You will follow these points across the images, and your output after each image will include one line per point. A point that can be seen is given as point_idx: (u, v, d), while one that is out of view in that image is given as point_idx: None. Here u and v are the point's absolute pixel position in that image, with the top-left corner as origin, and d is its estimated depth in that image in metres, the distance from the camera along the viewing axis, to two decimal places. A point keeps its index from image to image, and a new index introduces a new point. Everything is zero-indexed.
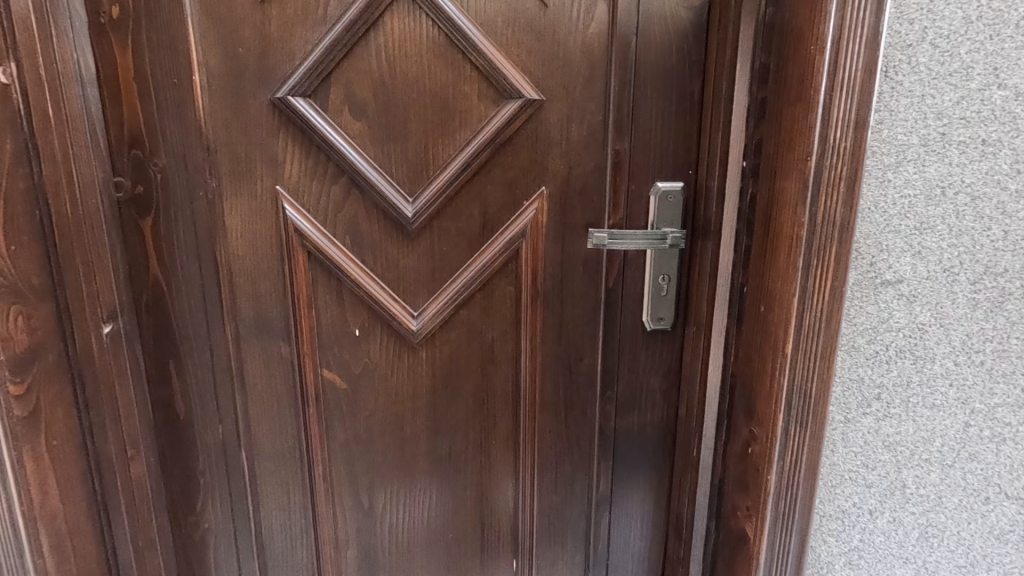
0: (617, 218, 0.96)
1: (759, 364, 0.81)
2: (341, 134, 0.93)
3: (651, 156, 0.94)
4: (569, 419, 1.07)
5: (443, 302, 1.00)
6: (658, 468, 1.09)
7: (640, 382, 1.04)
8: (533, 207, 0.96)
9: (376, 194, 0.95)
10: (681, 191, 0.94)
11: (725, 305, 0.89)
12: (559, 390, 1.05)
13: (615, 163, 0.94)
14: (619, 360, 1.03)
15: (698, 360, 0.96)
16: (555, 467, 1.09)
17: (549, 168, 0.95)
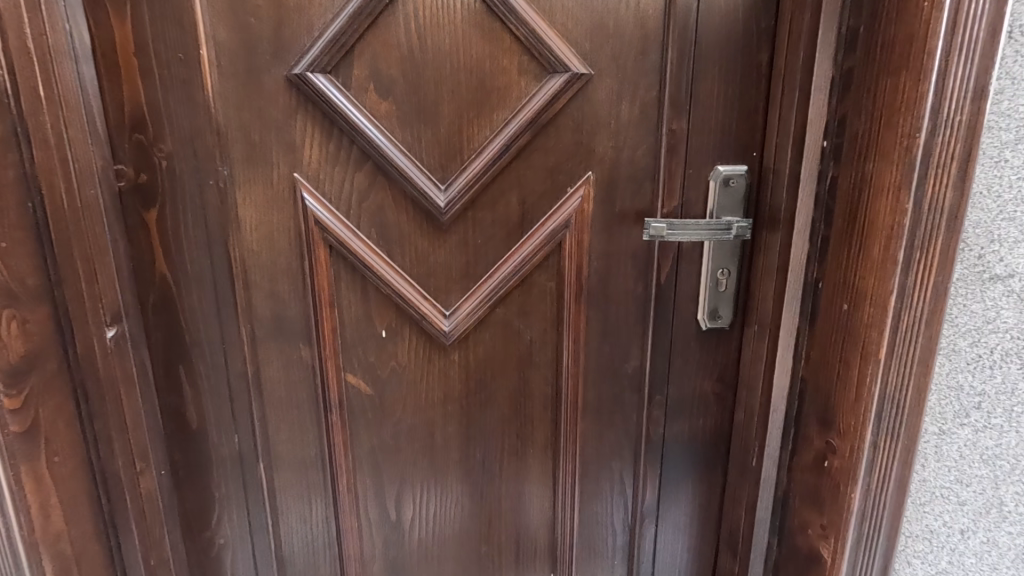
0: (671, 207, 0.87)
1: (841, 369, 0.72)
2: (366, 116, 0.84)
3: (711, 137, 0.84)
4: (613, 426, 0.98)
5: (478, 300, 0.91)
6: (709, 478, 1.00)
7: (692, 386, 0.96)
8: (579, 195, 0.87)
9: (404, 182, 0.86)
10: (744, 176, 0.85)
11: (796, 303, 0.80)
12: (603, 394, 0.97)
13: (671, 145, 0.85)
14: (670, 362, 0.94)
15: (761, 362, 0.87)
16: (597, 477, 1.01)
17: (597, 152, 0.86)
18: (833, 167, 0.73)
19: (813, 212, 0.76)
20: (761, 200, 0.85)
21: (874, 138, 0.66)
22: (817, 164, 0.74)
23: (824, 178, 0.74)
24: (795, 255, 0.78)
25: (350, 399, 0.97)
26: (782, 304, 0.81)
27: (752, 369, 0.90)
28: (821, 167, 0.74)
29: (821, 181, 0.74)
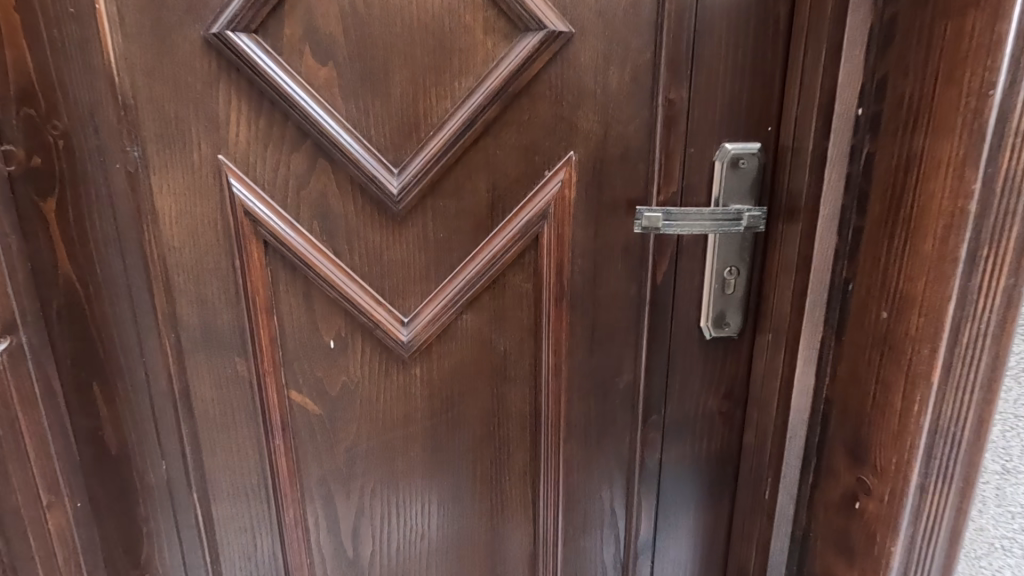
0: (668, 194, 0.73)
1: (880, 393, 0.58)
2: (302, 85, 0.70)
3: (718, 108, 0.70)
4: (604, 450, 0.85)
5: (442, 305, 0.78)
6: (715, 510, 0.87)
7: (695, 404, 0.82)
8: (559, 179, 0.73)
9: (349, 164, 0.72)
10: (757, 156, 0.71)
11: (822, 309, 0.66)
12: (590, 413, 0.83)
13: (669, 120, 0.70)
14: (669, 377, 0.80)
15: (779, 378, 0.73)
16: (585, 508, 0.88)
17: (579, 128, 0.72)
18: (870, 141, 0.59)
19: (843, 197, 0.62)
20: (778, 185, 0.70)
21: (929, 102, 0.52)
22: (850, 137, 0.61)
23: (859, 155, 0.60)
24: (820, 250, 0.64)
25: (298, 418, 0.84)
26: (803, 310, 0.67)
27: (766, 385, 0.76)
28: (854, 142, 0.60)
29: (854, 158, 0.61)
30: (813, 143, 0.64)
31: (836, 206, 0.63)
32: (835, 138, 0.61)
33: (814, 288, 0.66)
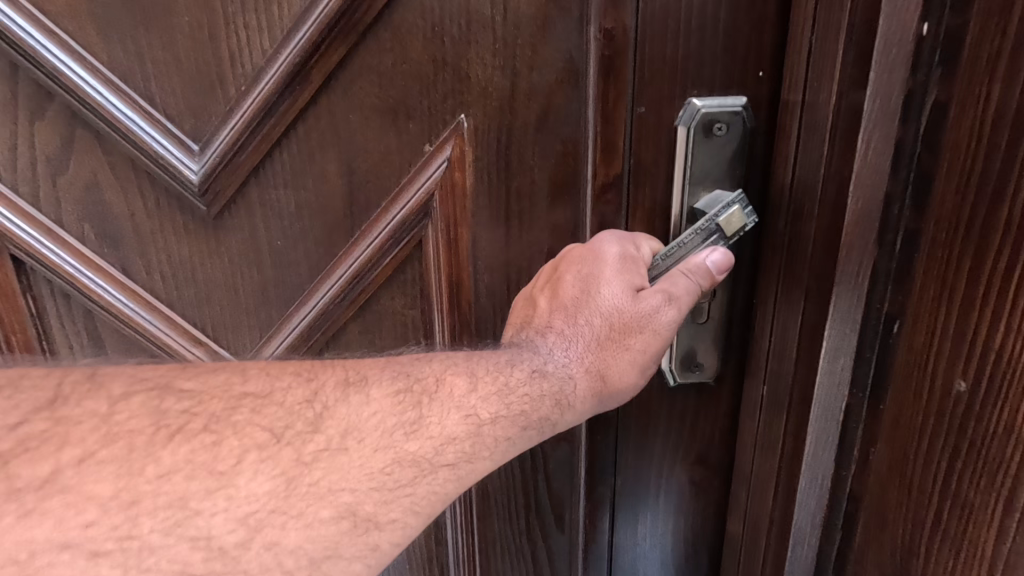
0: (610, 180, 0.48)
1: (952, 530, 0.33)
2: (28, 12, 0.44)
3: (681, 42, 0.44)
4: (538, 529, 0.62)
5: (291, 342, 0.54)
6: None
7: (659, 471, 0.59)
8: (445, 158, 0.49)
9: (123, 140, 0.47)
10: (744, 120, 0.45)
11: (848, 362, 0.40)
12: (513, 482, 0.61)
13: (605, 61, 0.45)
14: (619, 435, 0.57)
15: (780, 457, 0.47)
16: None
17: (470, 77, 0.47)
18: (940, 83, 0.33)
19: (887, 182, 0.36)
20: (773, 163, 0.46)
21: None
22: (904, 79, 0.34)
23: (917, 108, 0.34)
24: (844, 268, 0.39)
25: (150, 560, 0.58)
26: (814, 367, 0.42)
27: (762, 459, 0.50)
28: (910, 84, 0.34)
29: (908, 114, 0.34)
30: (839, 96, 0.38)
31: (873, 195, 0.37)
32: (874, 79, 0.35)
33: (834, 329, 0.40)
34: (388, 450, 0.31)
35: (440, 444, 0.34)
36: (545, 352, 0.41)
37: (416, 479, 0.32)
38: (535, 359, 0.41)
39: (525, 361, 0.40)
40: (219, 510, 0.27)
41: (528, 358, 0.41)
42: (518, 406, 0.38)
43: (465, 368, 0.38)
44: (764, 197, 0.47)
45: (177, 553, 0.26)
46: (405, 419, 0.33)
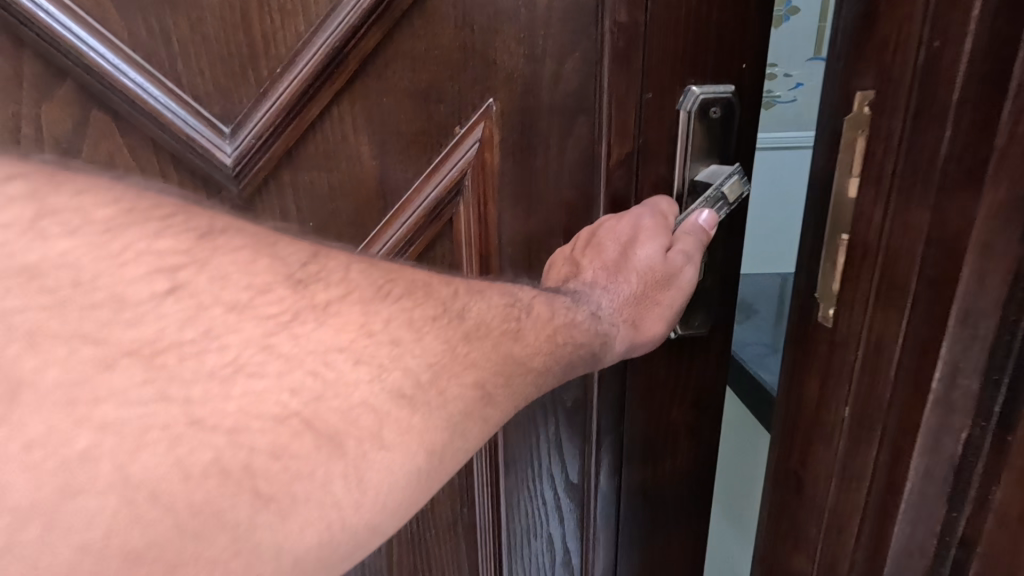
0: (620, 155, 0.52)
1: None
2: None
3: (682, 36, 0.49)
4: (549, 471, 0.69)
5: None
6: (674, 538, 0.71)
7: (658, 419, 0.65)
8: (477, 139, 0.52)
9: (148, 122, 0.47)
10: (734, 105, 0.51)
11: (972, 387, 0.29)
12: (530, 430, 0.68)
13: (619, 51, 0.49)
14: (627, 387, 0.63)
15: (854, 549, 0.36)
16: (526, 539, 0.72)
17: (496, 66, 0.51)
18: None
19: None
20: (854, 160, 0.34)
21: None
22: None
23: None
24: (973, 267, 0.28)
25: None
26: (923, 392, 0.31)
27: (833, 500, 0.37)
28: None
29: None
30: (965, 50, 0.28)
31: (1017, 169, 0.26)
32: None
33: (952, 348, 0.29)
34: (503, 349, 0.36)
35: (529, 351, 0.38)
36: (595, 299, 0.48)
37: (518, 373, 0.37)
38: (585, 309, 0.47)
39: (582, 308, 0.47)
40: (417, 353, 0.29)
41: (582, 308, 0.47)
42: (581, 338, 0.45)
43: (548, 299, 0.44)
44: (839, 204, 0.35)
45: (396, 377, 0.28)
46: (508, 320, 0.38)
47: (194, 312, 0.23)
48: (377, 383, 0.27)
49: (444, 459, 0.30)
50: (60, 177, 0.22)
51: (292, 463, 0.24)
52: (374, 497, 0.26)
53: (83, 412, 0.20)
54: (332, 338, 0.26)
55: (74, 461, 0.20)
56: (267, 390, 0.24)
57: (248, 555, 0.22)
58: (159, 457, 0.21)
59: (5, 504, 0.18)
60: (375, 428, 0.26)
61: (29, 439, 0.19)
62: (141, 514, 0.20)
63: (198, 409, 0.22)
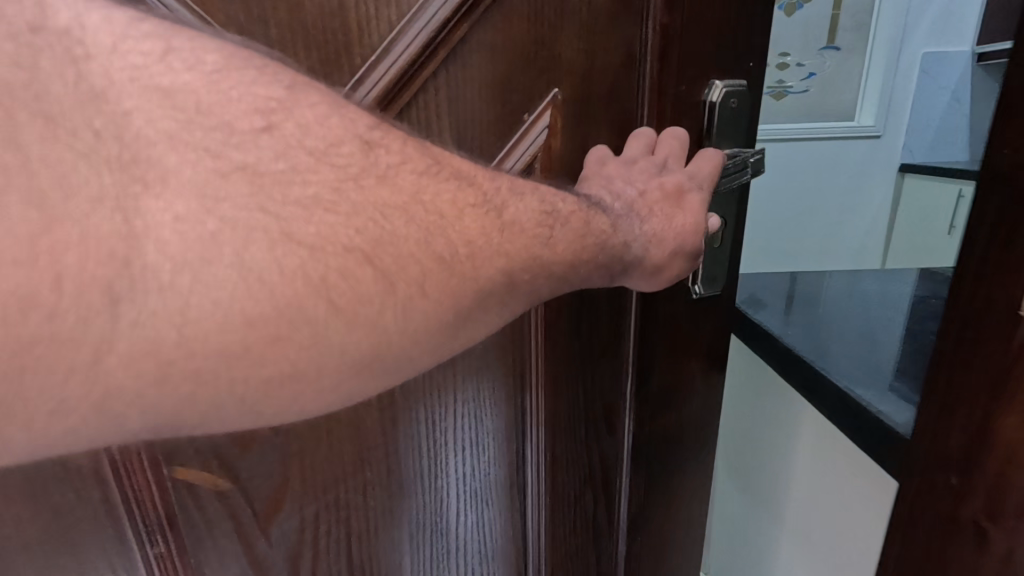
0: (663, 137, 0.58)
1: None
2: None
3: (709, 38, 0.56)
4: (601, 405, 0.61)
5: None
6: (665, 517, 0.68)
7: (682, 363, 0.62)
8: (545, 125, 0.56)
9: None
10: (746, 96, 0.59)
11: None
12: (578, 359, 0.58)
13: (661, 48, 0.56)
14: (657, 331, 0.59)
15: None
16: (566, 479, 0.63)
17: (560, 58, 0.56)
18: None
19: None
20: None
21: None
22: None
23: None
24: None
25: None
26: None
27: None
28: None
29: None
30: None
31: None
32: None
33: None
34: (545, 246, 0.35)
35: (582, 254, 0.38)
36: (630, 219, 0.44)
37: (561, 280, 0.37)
38: (631, 230, 0.43)
39: (621, 231, 0.42)
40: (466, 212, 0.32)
41: (629, 242, 0.43)
42: (605, 264, 0.40)
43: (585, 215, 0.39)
44: None
45: (446, 233, 0.30)
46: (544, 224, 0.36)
47: (283, 149, 0.27)
48: (423, 244, 0.29)
49: (463, 329, 0.32)
50: (174, 28, 0.26)
51: (352, 286, 0.28)
52: (412, 334, 0.29)
53: (211, 206, 0.25)
54: (385, 197, 0.29)
55: (209, 239, 0.25)
56: (334, 227, 0.27)
57: (319, 348, 0.27)
58: (262, 252, 0.26)
59: (169, 254, 0.24)
60: (417, 280, 0.29)
61: (178, 214, 0.24)
62: (252, 288, 0.25)
63: (289, 223, 0.26)
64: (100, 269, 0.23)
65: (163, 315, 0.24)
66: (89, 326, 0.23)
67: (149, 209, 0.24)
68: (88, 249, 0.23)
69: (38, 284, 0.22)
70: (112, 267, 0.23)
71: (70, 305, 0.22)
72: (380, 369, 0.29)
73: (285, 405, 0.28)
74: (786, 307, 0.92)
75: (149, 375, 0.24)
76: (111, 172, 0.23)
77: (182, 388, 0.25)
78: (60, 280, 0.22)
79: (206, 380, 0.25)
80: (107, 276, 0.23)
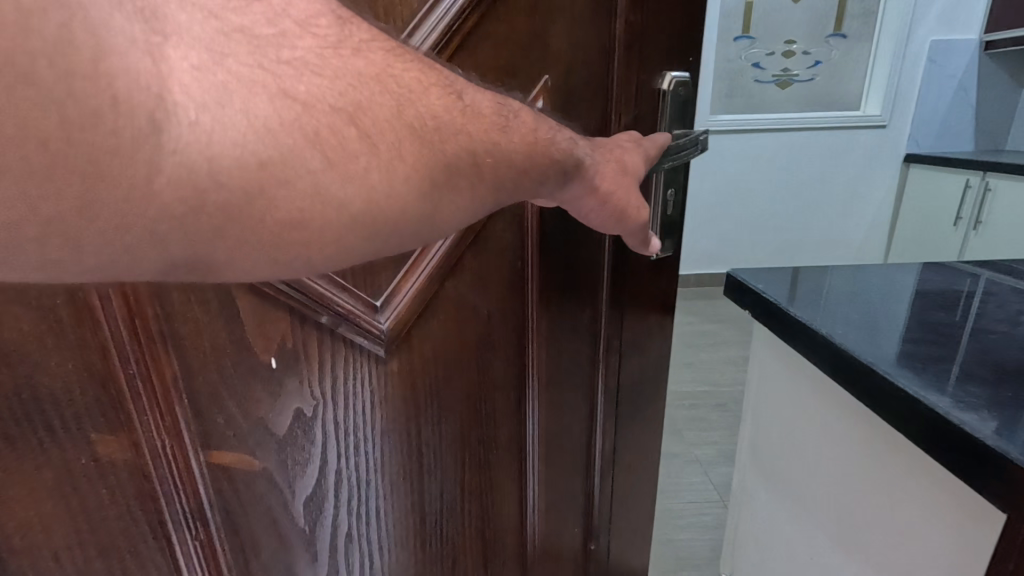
0: (626, 117, 0.65)
1: None
2: None
3: (663, 34, 0.65)
4: (586, 350, 0.71)
5: (417, 287, 0.54)
6: (628, 447, 0.80)
7: (642, 313, 0.74)
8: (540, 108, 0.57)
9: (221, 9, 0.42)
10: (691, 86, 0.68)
11: None
12: (566, 311, 0.67)
13: (627, 43, 0.62)
14: (623, 286, 0.71)
15: None
16: (561, 417, 0.71)
17: (550, 49, 0.57)
18: None
19: None
20: None
21: None
22: None
23: None
24: None
25: (201, 404, 0.45)
26: None
27: None
28: None
29: None
30: None
31: None
32: None
33: None
34: (521, 140, 0.36)
35: (555, 150, 0.39)
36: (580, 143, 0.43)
37: (541, 176, 0.38)
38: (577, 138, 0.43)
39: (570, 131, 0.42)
40: (439, 90, 0.32)
41: (574, 140, 0.42)
42: (583, 166, 0.42)
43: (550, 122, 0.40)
44: None
45: (424, 106, 0.31)
46: (498, 111, 0.35)
47: (277, 15, 0.28)
48: (396, 113, 0.30)
49: (441, 209, 0.33)
50: None
51: (340, 146, 0.28)
52: (401, 202, 0.31)
53: (217, 59, 0.26)
54: (362, 67, 0.29)
55: (222, 86, 0.25)
56: (321, 90, 0.28)
57: (325, 204, 0.28)
58: (263, 104, 0.26)
59: (191, 98, 0.25)
60: (396, 150, 0.30)
61: (194, 65, 0.25)
62: (266, 137, 0.26)
63: (287, 81, 0.27)
64: (138, 106, 0.24)
65: (186, 155, 0.25)
66: (117, 164, 0.23)
67: (170, 57, 0.24)
68: (106, 84, 0.23)
69: (66, 111, 0.22)
70: (147, 100, 0.24)
71: (104, 141, 0.23)
72: (377, 234, 0.31)
73: (298, 261, 0.29)
74: (792, 273, 0.90)
75: (177, 221, 0.25)
76: (119, 15, 0.23)
77: (206, 232, 0.26)
78: (93, 114, 0.23)
79: (225, 234, 0.26)
80: (126, 115, 0.23)
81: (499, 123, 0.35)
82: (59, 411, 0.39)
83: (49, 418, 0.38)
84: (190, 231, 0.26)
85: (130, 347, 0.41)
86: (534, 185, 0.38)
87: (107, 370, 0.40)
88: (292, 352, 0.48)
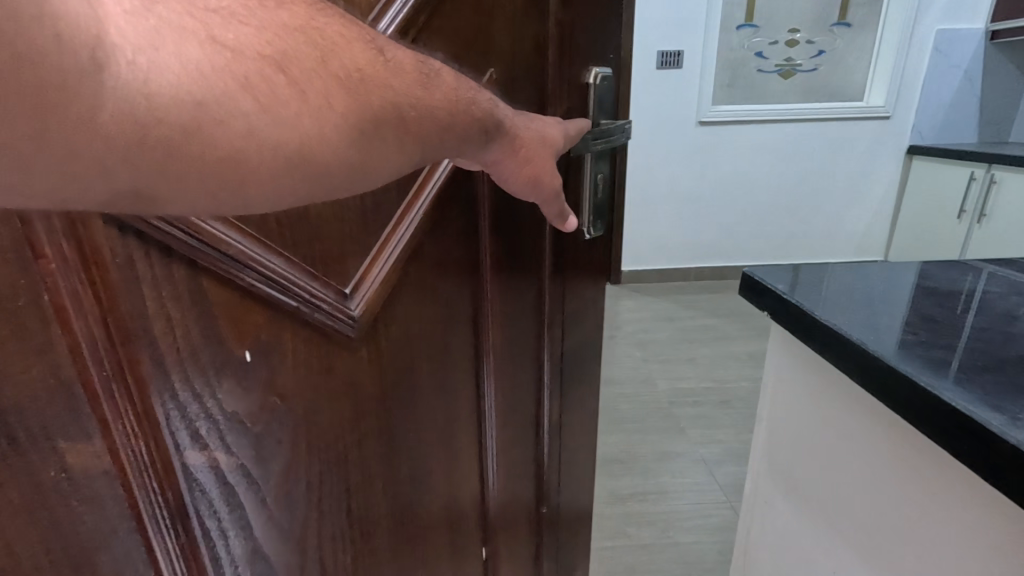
0: (561, 110, 0.68)
1: None
2: None
3: (592, 31, 0.69)
4: (537, 325, 0.76)
5: (385, 266, 0.55)
6: (574, 410, 0.86)
7: (581, 289, 0.81)
8: None
9: None
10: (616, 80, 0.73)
11: None
12: (517, 289, 0.71)
13: (558, 41, 0.65)
14: (566, 265, 0.77)
15: None
16: (514, 388, 0.75)
17: (493, 43, 0.59)
18: None
19: None
20: None
21: None
22: None
23: None
24: None
25: (178, 408, 0.40)
26: None
27: None
28: None
29: None
30: None
31: None
32: None
33: None
34: (439, 96, 0.40)
35: (471, 104, 0.44)
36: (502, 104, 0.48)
37: (464, 133, 0.43)
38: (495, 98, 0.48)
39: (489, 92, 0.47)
40: (364, 48, 0.36)
41: (494, 102, 0.47)
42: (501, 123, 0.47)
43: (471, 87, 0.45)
44: None
45: (347, 59, 0.35)
46: (418, 69, 0.39)
47: None
48: (321, 63, 0.33)
49: (369, 155, 0.36)
50: None
51: (270, 91, 0.31)
52: (327, 143, 0.34)
53: (148, 6, 0.27)
54: (286, 20, 0.32)
55: (154, 30, 0.27)
56: (249, 39, 0.31)
57: (254, 140, 0.31)
58: (194, 48, 0.28)
59: (128, 39, 0.26)
60: (324, 96, 0.33)
61: (127, 9, 0.26)
62: (199, 78, 0.28)
63: (217, 30, 0.29)
64: (81, 47, 0.24)
65: (127, 91, 0.26)
66: (68, 98, 0.24)
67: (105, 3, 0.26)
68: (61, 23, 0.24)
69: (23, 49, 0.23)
70: (88, 38, 0.25)
71: (54, 77, 0.24)
72: (307, 173, 0.33)
73: (234, 195, 0.32)
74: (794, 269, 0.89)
75: (118, 153, 0.27)
76: None
77: (145, 165, 0.28)
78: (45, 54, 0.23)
79: (167, 168, 0.28)
80: (75, 54, 0.24)
81: (421, 80, 0.39)
82: (24, 419, 0.32)
83: (13, 429, 0.32)
84: (134, 165, 0.27)
85: (103, 348, 0.35)
86: (457, 137, 0.43)
87: (76, 380, 0.35)
88: (264, 345, 0.45)
